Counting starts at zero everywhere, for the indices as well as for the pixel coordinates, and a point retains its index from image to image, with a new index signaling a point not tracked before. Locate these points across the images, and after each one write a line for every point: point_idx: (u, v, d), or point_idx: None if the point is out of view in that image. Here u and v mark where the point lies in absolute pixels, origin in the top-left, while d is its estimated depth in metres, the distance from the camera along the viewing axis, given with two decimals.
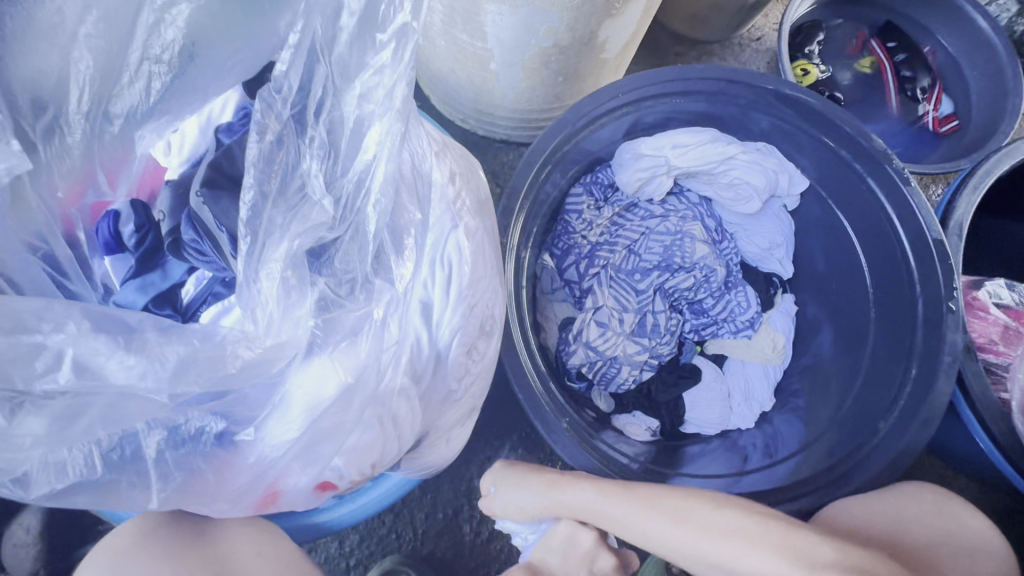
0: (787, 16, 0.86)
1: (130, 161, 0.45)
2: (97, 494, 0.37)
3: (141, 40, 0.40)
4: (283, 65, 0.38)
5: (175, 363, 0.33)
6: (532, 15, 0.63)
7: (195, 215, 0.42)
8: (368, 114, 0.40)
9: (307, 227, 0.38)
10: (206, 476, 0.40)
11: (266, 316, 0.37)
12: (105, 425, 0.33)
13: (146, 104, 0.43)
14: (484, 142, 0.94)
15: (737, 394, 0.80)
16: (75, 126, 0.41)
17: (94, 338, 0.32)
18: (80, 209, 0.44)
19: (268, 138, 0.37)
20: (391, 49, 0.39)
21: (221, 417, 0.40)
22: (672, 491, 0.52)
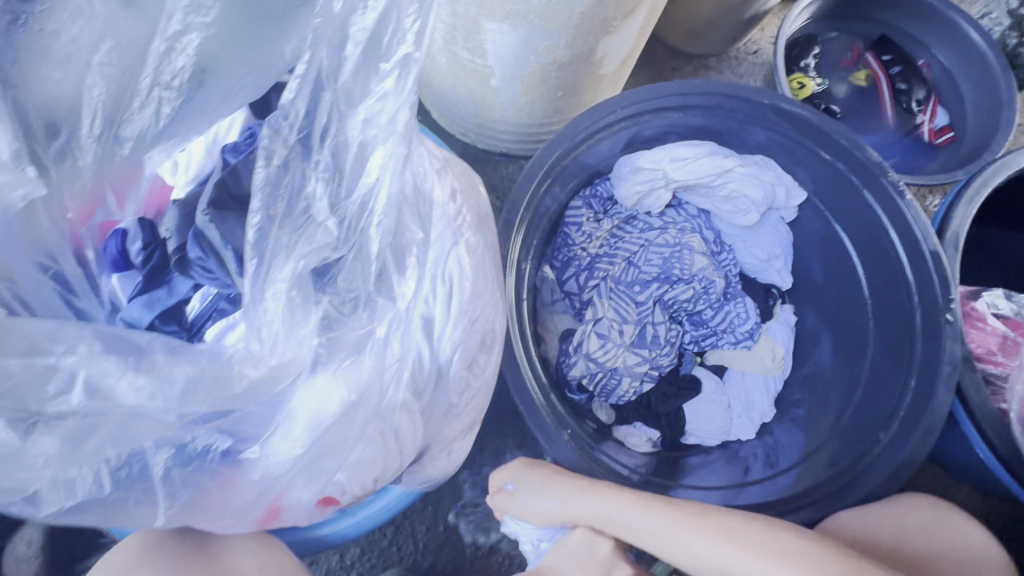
0: (782, 30, 0.87)
1: (139, 180, 0.46)
2: (106, 511, 0.37)
3: (152, 66, 0.40)
4: (291, 93, 0.38)
5: (184, 383, 0.34)
6: (532, 33, 0.64)
7: (202, 233, 0.43)
8: (372, 139, 0.41)
9: (311, 249, 0.39)
10: (211, 493, 0.40)
11: (271, 335, 0.37)
12: (115, 445, 0.34)
13: (156, 127, 0.43)
14: (484, 155, 0.95)
15: (738, 405, 0.81)
16: (87, 150, 0.41)
17: (105, 360, 0.32)
18: (90, 229, 0.45)
19: (275, 162, 0.37)
20: (394, 77, 0.39)
21: (228, 435, 0.40)
22: (718, 510, 0.55)
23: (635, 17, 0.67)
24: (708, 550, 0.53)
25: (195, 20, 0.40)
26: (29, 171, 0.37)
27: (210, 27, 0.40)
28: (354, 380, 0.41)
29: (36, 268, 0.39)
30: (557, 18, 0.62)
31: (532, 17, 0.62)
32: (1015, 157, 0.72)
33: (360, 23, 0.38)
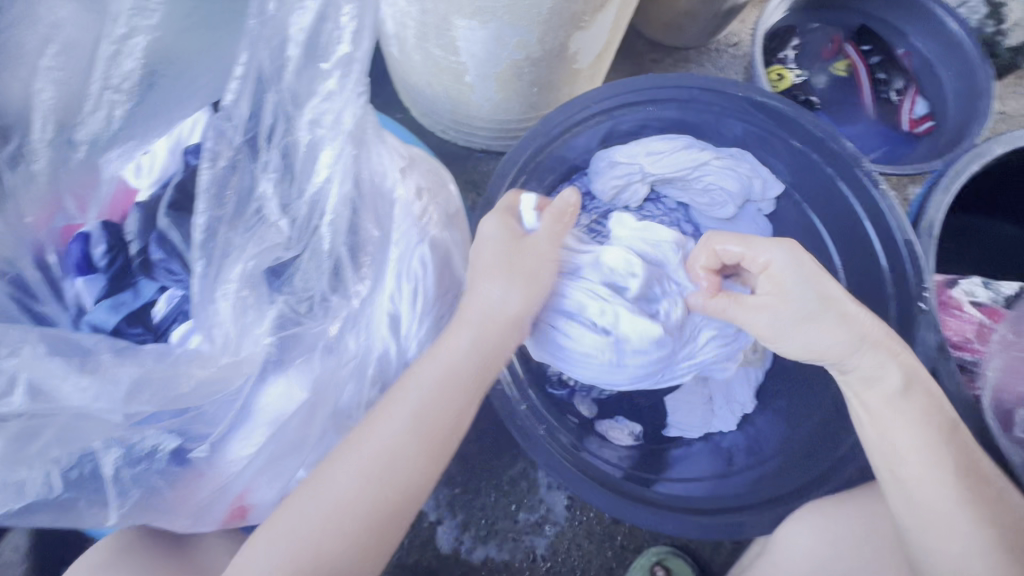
0: (762, 21, 0.87)
1: (97, 185, 0.50)
2: (58, 511, 0.39)
3: (103, 70, 0.45)
4: (232, 95, 0.41)
5: (129, 383, 0.37)
6: (501, 28, 0.64)
7: (165, 237, 0.44)
8: (320, 138, 0.44)
9: (261, 249, 0.42)
10: (164, 493, 0.43)
11: (223, 335, 0.40)
12: (61, 446, 0.37)
13: (109, 129, 0.48)
14: (465, 152, 0.95)
15: (719, 397, 0.80)
16: (40, 154, 0.46)
17: (49, 361, 0.35)
18: (50, 233, 0.48)
19: (220, 163, 0.41)
20: (335, 77, 0.42)
21: (179, 434, 0.42)
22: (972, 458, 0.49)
23: (608, 9, 0.67)
24: (915, 459, 0.49)
25: (142, 23, 0.44)
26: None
27: (156, 29, 0.45)
28: (309, 376, 0.45)
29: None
30: (526, 12, 0.61)
31: (501, 13, 0.61)
32: (990, 145, 0.70)
33: (298, 23, 0.40)
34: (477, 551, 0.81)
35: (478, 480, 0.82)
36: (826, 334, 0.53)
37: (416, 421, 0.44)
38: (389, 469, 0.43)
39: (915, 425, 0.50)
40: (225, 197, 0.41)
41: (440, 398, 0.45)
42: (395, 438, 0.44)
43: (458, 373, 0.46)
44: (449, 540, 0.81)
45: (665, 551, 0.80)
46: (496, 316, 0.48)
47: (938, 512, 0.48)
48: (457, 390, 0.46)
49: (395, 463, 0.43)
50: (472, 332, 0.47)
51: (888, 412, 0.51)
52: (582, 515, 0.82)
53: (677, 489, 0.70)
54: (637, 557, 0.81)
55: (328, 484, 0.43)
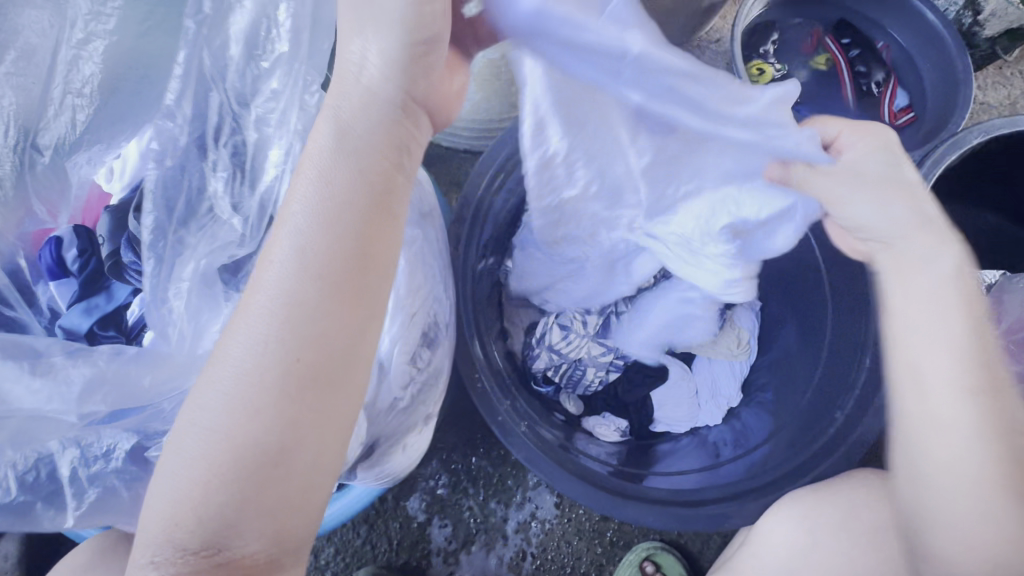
0: (740, 17, 0.87)
1: (68, 192, 0.51)
2: (16, 515, 0.39)
3: (62, 76, 0.48)
4: (175, 95, 0.46)
5: (82, 383, 0.39)
6: None
7: (134, 238, 0.45)
8: (267, 137, 0.45)
9: (214, 246, 0.45)
10: (120, 496, 0.41)
11: (178, 332, 0.42)
12: (15, 445, 0.39)
13: (74, 134, 0.50)
14: (449, 152, 0.96)
15: (704, 390, 0.82)
16: (3, 159, 0.47)
17: (4, 366, 0.39)
18: (22, 237, 0.49)
19: (167, 163, 0.45)
20: (277, 78, 0.44)
21: (135, 433, 0.41)
22: (936, 440, 0.50)
23: None
24: (943, 439, 0.49)
25: (98, 28, 0.47)
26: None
27: (113, 34, 0.48)
28: None
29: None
30: None
31: None
32: (969, 134, 0.68)
33: (237, 25, 0.44)
34: (466, 550, 0.81)
35: (464, 480, 0.82)
36: (921, 245, 0.52)
37: (299, 268, 0.37)
38: (297, 321, 0.37)
39: (934, 328, 0.51)
40: (174, 198, 0.45)
41: (336, 227, 0.38)
42: (292, 286, 0.37)
43: (358, 189, 0.39)
44: (440, 540, 0.81)
45: (654, 545, 0.81)
46: (375, 120, 0.39)
47: (964, 482, 0.49)
48: (357, 214, 0.39)
49: (300, 314, 0.37)
50: (350, 142, 0.39)
51: (948, 425, 0.49)
52: (571, 512, 0.82)
53: (673, 484, 0.68)
54: (625, 553, 0.82)
55: (224, 356, 0.37)
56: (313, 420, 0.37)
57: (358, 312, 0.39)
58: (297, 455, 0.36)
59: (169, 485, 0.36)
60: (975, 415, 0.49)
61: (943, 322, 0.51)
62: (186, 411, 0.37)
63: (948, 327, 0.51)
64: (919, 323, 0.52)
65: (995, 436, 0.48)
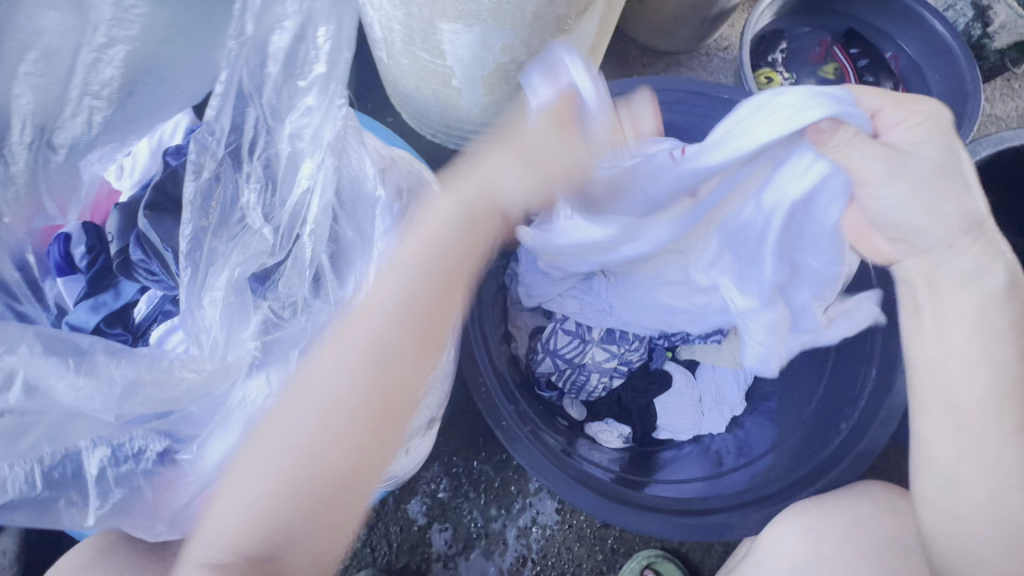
0: (749, 25, 0.87)
1: (79, 188, 0.52)
2: (35, 512, 0.39)
3: (82, 76, 0.47)
4: (213, 110, 0.42)
5: (124, 384, 0.37)
6: (486, 32, 0.64)
7: (143, 236, 0.44)
8: (300, 150, 0.44)
9: (246, 256, 0.43)
10: (145, 494, 0.43)
11: (211, 340, 0.41)
12: (51, 442, 0.38)
13: (89, 134, 0.50)
14: (456, 155, 0.96)
15: (708, 398, 0.80)
16: (18, 155, 0.47)
17: (46, 361, 0.36)
18: (31, 233, 0.49)
19: (204, 174, 0.43)
20: (313, 94, 0.43)
21: (165, 436, 0.43)
22: (960, 481, 0.47)
23: (591, 13, 0.67)
24: (968, 480, 0.47)
25: (122, 33, 0.46)
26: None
27: (136, 40, 0.47)
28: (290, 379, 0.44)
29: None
30: (509, 16, 0.62)
31: (485, 17, 0.62)
32: (978, 146, 0.67)
33: (277, 42, 0.42)
34: (466, 555, 0.80)
35: (465, 484, 0.82)
36: (966, 259, 0.47)
37: (373, 332, 0.42)
38: (373, 378, 0.41)
39: (973, 364, 0.47)
40: (209, 206, 0.43)
41: (414, 304, 0.44)
42: (373, 346, 0.42)
43: (443, 254, 0.46)
44: (440, 544, 0.81)
45: (655, 554, 0.80)
46: (464, 226, 0.47)
47: (991, 525, 0.46)
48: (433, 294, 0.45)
49: (386, 353, 0.42)
50: (442, 235, 0.46)
51: (976, 467, 0.46)
52: (572, 518, 0.82)
53: (673, 491, 0.70)
54: (626, 561, 0.81)
55: (303, 392, 0.41)
56: (374, 453, 0.41)
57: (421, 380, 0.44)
58: (346, 497, 0.40)
59: (234, 505, 0.39)
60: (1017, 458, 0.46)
61: (988, 351, 0.46)
62: (261, 432, 0.40)
63: (995, 360, 0.46)
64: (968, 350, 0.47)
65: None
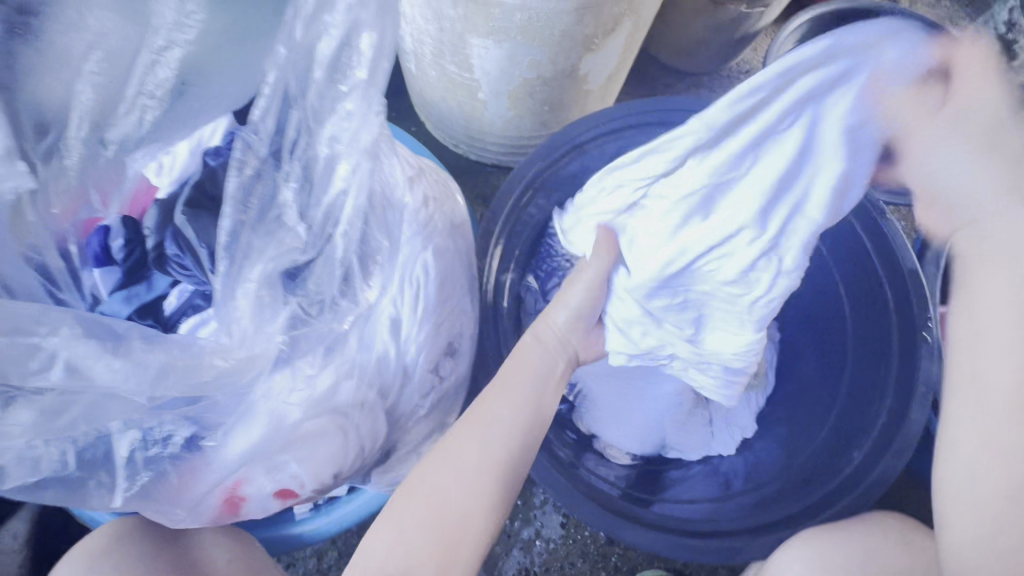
0: (772, 50, 0.88)
1: (121, 182, 0.52)
2: (67, 489, 0.41)
3: (138, 77, 0.46)
4: (260, 110, 0.43)
5: (157, 367, 0.38)
6: (515, 48, 0.66)
7: (179, 232, 0.46)
8: (337, 152, 0.45)
9: (281, 251, 0.43)
10: (171, 479, 0.44)
11: (240, 329, 0.41)
12: (87, 421, 0.38)
13: (139, 133, 0.49)
14: (476, 167, 0.97)
15: (719, 420, 0.79)
16: (73, 150, 0.47)
17: (85, 343, 0.36)
18: (73, 223, 0.49)
19: (246, 171, 0.43)
20: (353, 99, 0.44)
21: (192, 423, 0.43)
22: (987, 435, 0.42)
23: (618, 35, 0.69)
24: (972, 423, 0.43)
25: (178, 37, 0.45)
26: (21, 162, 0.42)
27: (192, 44, 0.46)
28: (316, 376, 0.45)
29: (25, 259, 0.43)
30: (538, 34, 0.63)
31: (514, 33, 0.64)
32: None
33: (323, 49, 0.43)
34: None
35: None
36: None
37: (494, 410, 0.53)
38: (501, 444, 0.52)
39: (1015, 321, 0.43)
40: (249, 200, 0.43)
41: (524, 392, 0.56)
42: (497, 422, 0.53)
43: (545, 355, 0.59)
44: None
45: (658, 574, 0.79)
46: (552, 334, 0.62)
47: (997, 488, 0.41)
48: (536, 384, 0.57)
49: (506, 424, 0.53)
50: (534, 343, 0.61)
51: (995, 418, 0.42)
52: (576, 532, 0.82)
53: (681, 511, 0.68)
54: None
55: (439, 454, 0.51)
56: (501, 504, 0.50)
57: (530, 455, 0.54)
58: (467, 544, 0.47)
59: (382, 544, 0.47)
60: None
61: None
62: (407, 488, 0.49)
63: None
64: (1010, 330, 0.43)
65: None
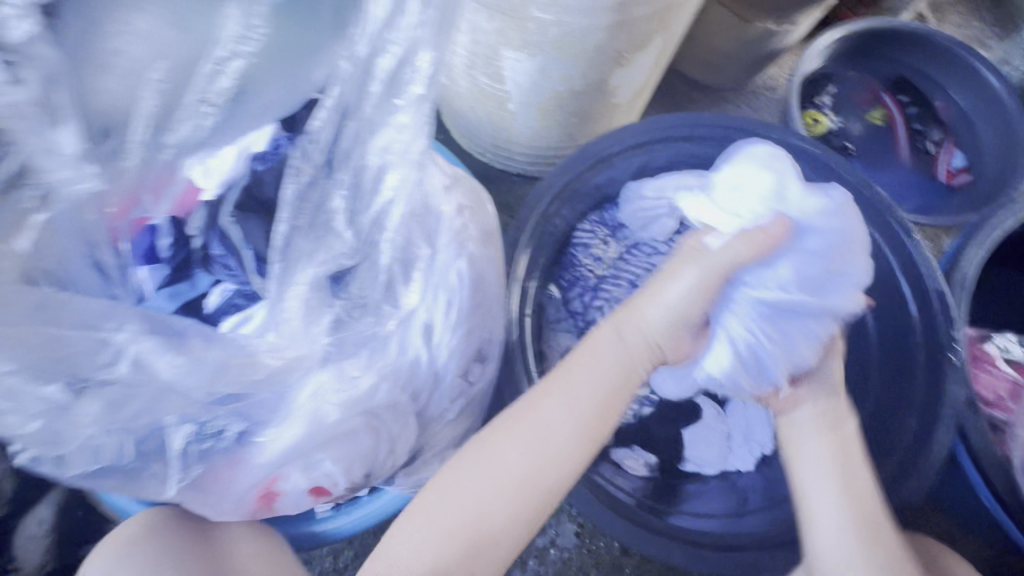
0: (799, 67, 0.88)
1: (172, 183, 0.45)
2: (126, 477, 0.44)
3: (198, 84, 0.37)
4: (318, 121, 0.40)
5: (214, 365, 0.40)
6: (547, 62, 0.67)
7: (225, 234, 0.48)
8: (388, 163, 0.44)
9: (331, 256, 0.43)
10: (221, 470, 0.47)
11: (290, 331, 0.42)
12: (146, 414, 0.40)
13: (198, 137, 0.41)
14: (499, 175, 0.98)
15: (737, 435, 0.79)
16: (133, 154, 0.39)
17: (150, 340, 0.37)
18: (124, 223, 0.44)
19: (301, 178, 0.41)
20: (409, 113, 0.43)
21: (243, 419, 0.45)
22: (821, 518, 0.55)
23: (648, 50, 0.70)
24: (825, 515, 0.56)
25: (240, 50, 0.36)
26: (90, 167, 0.37)
27: (254, 57, 0.37)
28: (357, 377, 0.46)
29: (83, 257, 0.40)
30: (572, 49, 0.65)
31: (548, 47, 0.65)
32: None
33: (382, 66, 0.40)
34: None
35: None
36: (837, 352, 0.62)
37: (549, 426, 0.50)
38: (545, 455, 0.49)
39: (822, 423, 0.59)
40: (303, 206, 0.41)
41: (582, 407, 0.51)
42: (546, 434, 0.50)
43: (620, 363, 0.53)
44: None
45: None
46: (637, 334, 0.53)
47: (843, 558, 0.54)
48: (598, 399, 0.51)
49: (554, 440, 0.50)
50: (617, 338, 0.53)
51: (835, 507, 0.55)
52: (592, 542, 0.82)
53: (700, 523, 0.68)
54: None
55: (481, 460, 0.50)
56: (534, 512, 0.49)
57: (572, 474, 0.51)
58: (492, 550, 0.48)
59: (407, 544, 0.48)
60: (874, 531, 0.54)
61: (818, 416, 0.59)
62: (438, 482, 0.50)
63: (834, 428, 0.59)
64: (835, 455, 0.57)
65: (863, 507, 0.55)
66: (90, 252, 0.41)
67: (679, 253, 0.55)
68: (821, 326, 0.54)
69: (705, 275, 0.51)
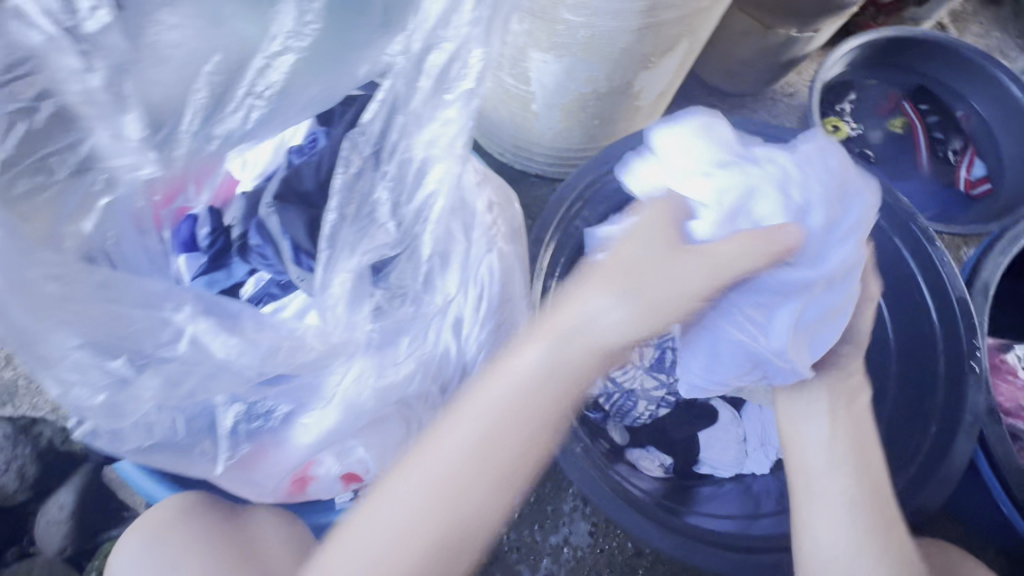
0: (820, 74, 0.89)
1: (215, 172, 0.49)
2: (175, 454, 0.48)
3: (248, 78, 0.39)
4: (369, 114, 0.42)
5: (266, 347, 0.41)
6: (574, 63, 0.68)
7: (263, 224, 0.49)
8: (430, 159, 0.46)
9: (373, 245, 0.44)
10: (263, 450, 0.49)
11: (335, 317, 0.44)
12: (202, 390, 0.42)
13: (243, 129, 0.42)
14: (519, 175, 0.99)
15: (753, 438, 0.79)
16: (180, 146, 0.40)
17: (205, 320, 0.39)
18: (169, 211, 0.48)
19: (350, 169, 0.43)
20: (457, 106, 0.45)
21: (292, 401, 0.49)
22: (828, 508, 0.52)
23: (674, 53, 0.70)
24: (820, 507, 0.53)
25: (295, 44, 0.39)
26: (151, 154, 0.38)
27: (305, 51, 0.40)
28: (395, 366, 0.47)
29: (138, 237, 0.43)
30: (599, 51, 0.65)
31: (576, 49, 0.66)
32: None
33: (434, 61, 0.42)
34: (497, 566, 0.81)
35: None
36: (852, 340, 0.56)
37: (494, 434, 0.44)
38: (444, 502, 0.44)
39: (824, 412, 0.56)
40: (349, 200, 0.43)
41: (476, 446, 0.44)
42: (438, 472, 0.44)
43: (523, 379, 0.44)
44: None
45: None
46: (571, 350, 0.43)
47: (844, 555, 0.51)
48: (487, 432, 0.44)
49: (453, 481, 0.44)
50: (554, 350, 0.44)
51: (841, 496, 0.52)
52: (604, 542, 0.82)
53: (716, 524, 0.69)
54: None
55: (387, 506, 0.45)
56: (445, 554, 0.44)
57: (491, 511, 0.45)
58: None
59: None
60: (876, 529, 0.51)
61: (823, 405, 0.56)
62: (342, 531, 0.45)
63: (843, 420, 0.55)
64: (830, 448, 0.54)
65: (869, 500, 0.53)
66: (141, 237, 0.43)
67: (644, 233, 0.46)
68: (824, 302, 0.53)
69: (711, 276, 0.44)
